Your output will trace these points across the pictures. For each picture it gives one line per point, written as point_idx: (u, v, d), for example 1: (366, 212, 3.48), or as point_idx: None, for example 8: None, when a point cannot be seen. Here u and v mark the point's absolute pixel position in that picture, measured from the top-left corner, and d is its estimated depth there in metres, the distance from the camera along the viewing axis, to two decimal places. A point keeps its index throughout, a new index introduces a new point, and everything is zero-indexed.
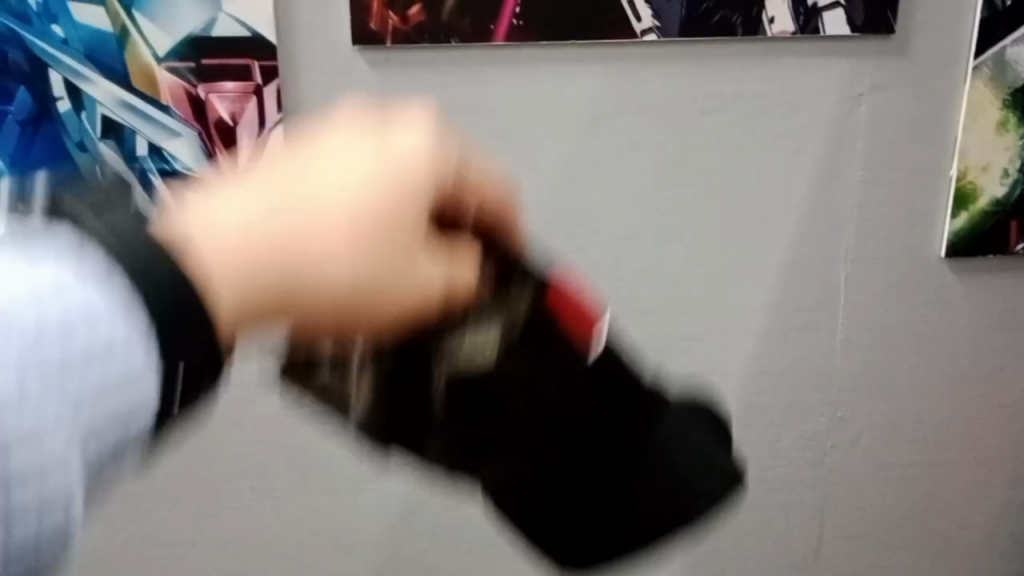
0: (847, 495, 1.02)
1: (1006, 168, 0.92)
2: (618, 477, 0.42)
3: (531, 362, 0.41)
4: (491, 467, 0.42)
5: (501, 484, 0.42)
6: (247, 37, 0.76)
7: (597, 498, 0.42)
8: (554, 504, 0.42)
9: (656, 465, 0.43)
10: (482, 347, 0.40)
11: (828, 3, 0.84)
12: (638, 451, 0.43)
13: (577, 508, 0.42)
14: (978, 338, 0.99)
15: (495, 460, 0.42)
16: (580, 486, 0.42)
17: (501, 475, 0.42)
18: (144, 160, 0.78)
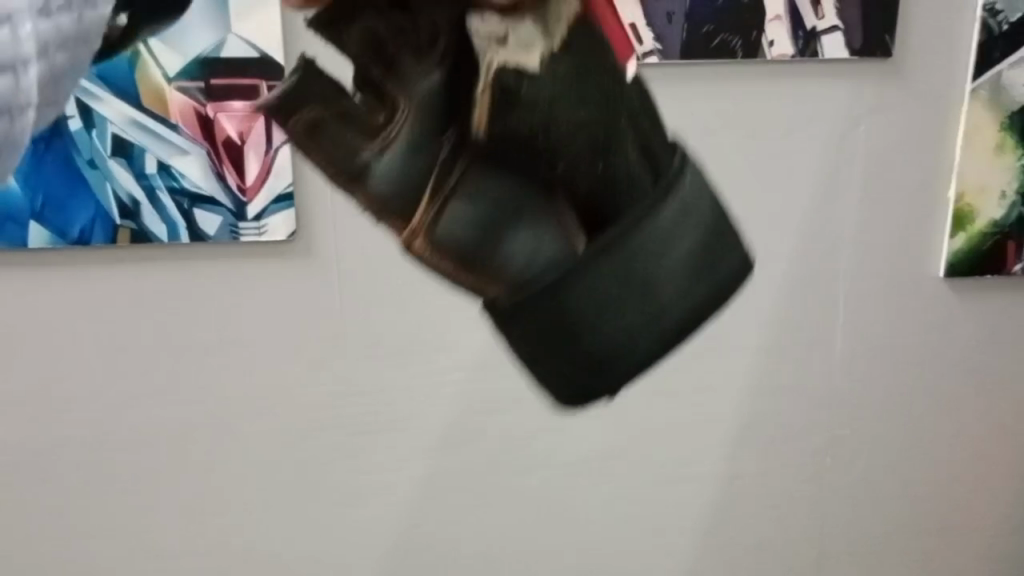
0: (846, 514, 1.03)
1: (1004, 190, 0.93)
2: (667, 257, 0.33)
3: (586, 84, 0.31)
4: (517, 241, 0.33)
5: (536, 258, 0.33)
6: (257, 59, 0.77)
7: (645, 277, 0.33)
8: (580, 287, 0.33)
9: (704, 251, 0.34)
10: (523, 40, 0.30)
11: (828, 27, 0.85)
12: (690, 230, 0.34)
13: (623, 293, 0.33)
14: (976, 357, 1.00)
15: (533, 222, 0.33)
16: (627, 267, 0.33)
17: (535, 242, 0.33)
18: (152, 177, 0.80)
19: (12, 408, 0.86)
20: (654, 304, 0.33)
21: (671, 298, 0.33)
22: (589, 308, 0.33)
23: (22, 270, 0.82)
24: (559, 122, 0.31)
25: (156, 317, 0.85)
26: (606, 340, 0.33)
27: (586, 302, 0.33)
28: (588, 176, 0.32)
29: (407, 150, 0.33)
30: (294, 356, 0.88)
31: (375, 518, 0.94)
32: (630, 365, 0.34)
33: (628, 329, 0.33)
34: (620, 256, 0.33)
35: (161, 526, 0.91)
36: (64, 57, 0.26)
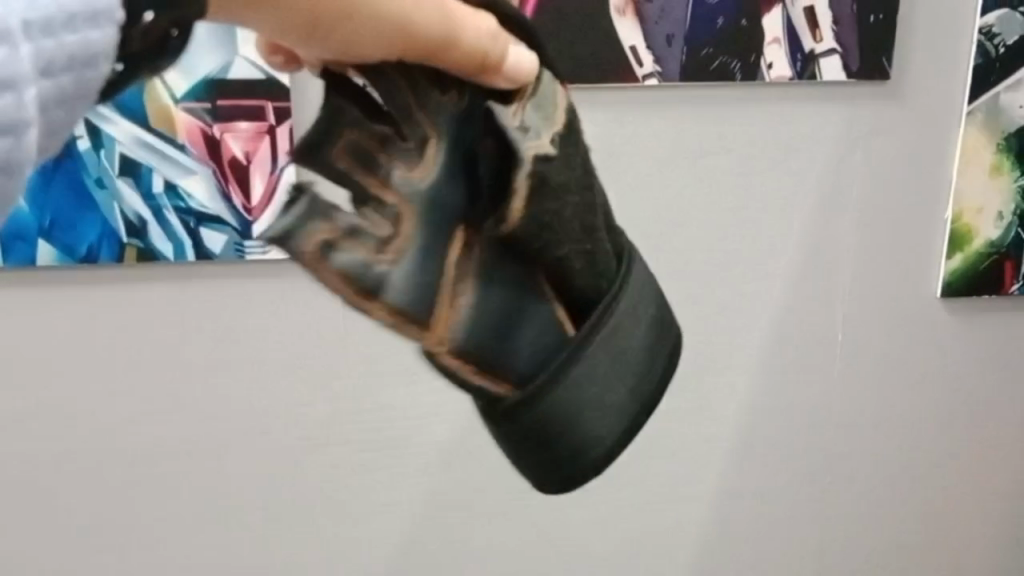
0: (845, 532, 1.03)
1: (1000, 210, 0.94)
2: (640, 330, 0.43)
3: (575, 178, 0.43)
4: (523, 332, 0.41)
5: (540, 342, 0.41)
6: (263, 81, 0.79)
7: (625, 348, 0.42)
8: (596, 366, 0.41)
9: (664, 322, 0.44)
10: (534, 127, 0.41)
11: (825, 50, 0.86)
12: (650, 305, 0.44)
13: (614, 363, 0.41)
14: (973, 376, 1.01)
15: (533, 310, 0.42)
16: (613, 341, 0.41)
17: (537, 330, 0.42)
18: (160, 197, 0.81)
19: (17, 424, 0.87)
20: (634, 369, 0.42)
21: (645, 363, 0.43)
22: (587, 381, 0.41)
23: (28, 288, 0.83)
24: (556, 214, 0.42)
25: (162, 334, 0.86)
26: (601, 403, 0.41)
27: (587, 375, 0.41)
28: (575, 262, 0.43)
29: (422, 260, 0.38)
30: (298, 372, 0.89)
31: (377, 534, 0.95)
32: (620, 427, 0.42)
33: (617, 394, 0.41)
34: (609, 333, 0.41)
35: (165, 541, 0.91)
36: (62, 113, 0.24)
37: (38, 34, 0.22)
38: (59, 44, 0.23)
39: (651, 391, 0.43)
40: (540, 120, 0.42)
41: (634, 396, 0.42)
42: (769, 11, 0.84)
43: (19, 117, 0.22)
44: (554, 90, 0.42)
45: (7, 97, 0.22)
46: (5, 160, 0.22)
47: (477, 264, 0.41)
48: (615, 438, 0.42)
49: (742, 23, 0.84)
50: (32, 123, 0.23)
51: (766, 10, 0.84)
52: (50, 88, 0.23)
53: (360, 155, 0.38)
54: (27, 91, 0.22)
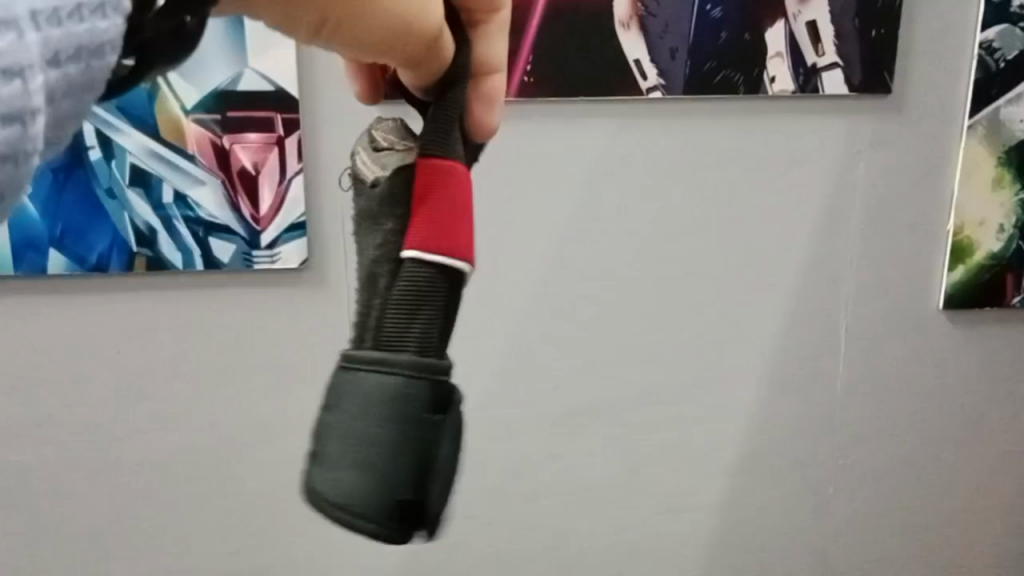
0: (849, 543, 1.04)
1: (1002, 223, 0.94)
2: (426, 428, 0.35)
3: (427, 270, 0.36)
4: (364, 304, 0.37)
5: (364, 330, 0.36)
6: (272, 92, 0.80)
7: (414, 422, 0.34)
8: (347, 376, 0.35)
9: (386, 474, 0.34)
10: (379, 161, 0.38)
11: (827, 64, 0.87)
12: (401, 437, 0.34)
13: (392, 409, 0.34)
14: (977, 388, 1.01)
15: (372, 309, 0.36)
16: (385, 401, 0.34)
17: (375, 325, 0.36)
18: (169, 207, 0.82)
19: (30, 430, 0.88)
20: (389, 451, 0.34)
21: (397, 467, 0.34)
22: (364, 396, 0.34)
23: (42, 296, 0.84)
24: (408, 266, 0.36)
25: (170, 344, 0.87)
26: (344, 430, 0.34)
27: (366, 387, 0.34)
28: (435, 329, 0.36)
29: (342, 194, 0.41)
30: (305, 382, 0.89)
31: (382, 543, 0.95)
32: (332, 490, 0.34)
33: (368, 442, 0.34)
34: (420, 387, 0.35)
35: (171, 547, 0.92)
36: (66, 104, 0.23)
37: (45, 23, 0.21)
38: (70, 31, 0.22)
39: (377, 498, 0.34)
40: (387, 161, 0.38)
41: (364, 473, 0.34)
42: (772, 25, 0.85)
43: (31, 104, 0.21)
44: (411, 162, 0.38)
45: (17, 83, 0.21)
46: (13, 151, 0.21)
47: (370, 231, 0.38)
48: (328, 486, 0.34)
49: (745, 36, 0.85)
50: (42, 112, 0.21)
51: (768, 24, 0.85)
52: (58, 80, 0.22)
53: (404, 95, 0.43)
54: (37, 78, 0.21)
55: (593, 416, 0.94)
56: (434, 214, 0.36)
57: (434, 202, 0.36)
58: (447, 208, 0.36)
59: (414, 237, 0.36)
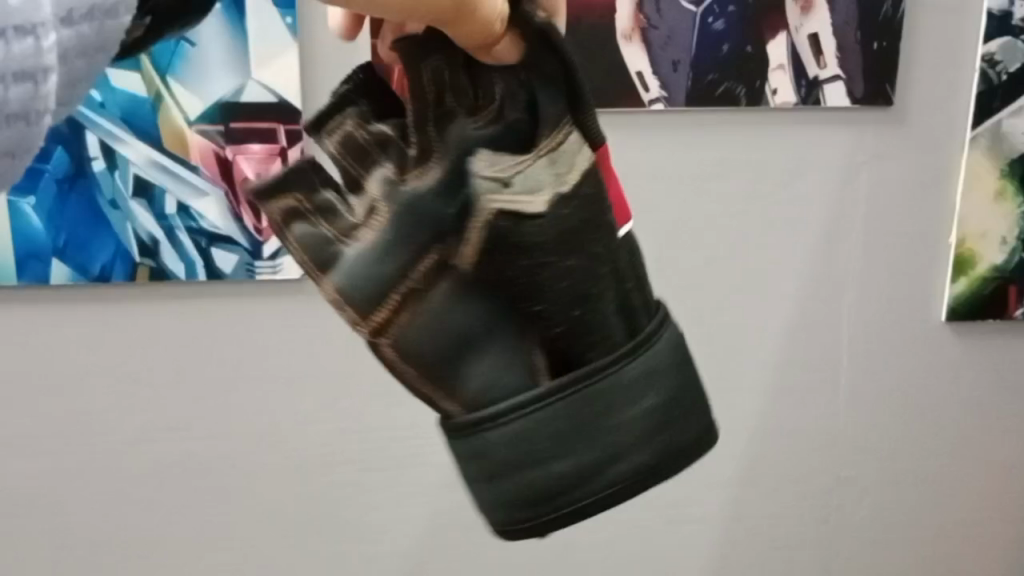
0: (853, 555, 1.03)
1: (1005, 235, 0.94)
2: (616, 411, 0.32)
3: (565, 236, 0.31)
4: (476, 369, 0.32)
5: (499, 383, 0.32)
6: (275, 103, 0.80)
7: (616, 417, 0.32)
8: (543, 427, 0.31)
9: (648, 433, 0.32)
10: (519, 177, 0.31)
11: (830, 76, 0.87)
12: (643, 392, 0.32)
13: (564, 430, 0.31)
14: (981, 401, 1.01)
15: (496, 349, 0.32)
16: (572, 408, 0.31)
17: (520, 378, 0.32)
18: (172, 218, 0.82)
19: (32, 440, 0.88)
20: (605, 444, 0.31)
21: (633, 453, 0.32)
22: (519, 445, 0.31)
23: (46, 305, 0.85)
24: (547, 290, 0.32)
25: (172, 353, 0.87)
26: (540, 481, 0.32)
27: (510, 440, 0.31)
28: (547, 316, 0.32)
29: (376, 256, 0.31)
30: (307, 393, 0.89)
31: (384, 555, 0.95)
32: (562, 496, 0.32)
33: (607, 470, 0.32)
34: (568, 397, 0.31)
35: (173, 559, 0.92)
36: (82, 65, 0.26)
37: None
38: None
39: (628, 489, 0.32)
40: (533, 169, 0.31)
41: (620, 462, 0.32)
42: (774, 37, 0.85)
43: (43, 63, 0.25)
44: (580, 147, 0.32)
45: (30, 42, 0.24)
46: (29, 105, 0.25)
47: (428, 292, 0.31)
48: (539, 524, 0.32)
49: (748, 49, 0.85)
50: (55, 71, 0.25)
51: (771, 37, 0.85)
52: (71, 38, 0.25)
53: (384, 125, 0.33)
54: (50, 37, 0.25)
55: None
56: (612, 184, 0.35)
57: (613, 174, 0.35)
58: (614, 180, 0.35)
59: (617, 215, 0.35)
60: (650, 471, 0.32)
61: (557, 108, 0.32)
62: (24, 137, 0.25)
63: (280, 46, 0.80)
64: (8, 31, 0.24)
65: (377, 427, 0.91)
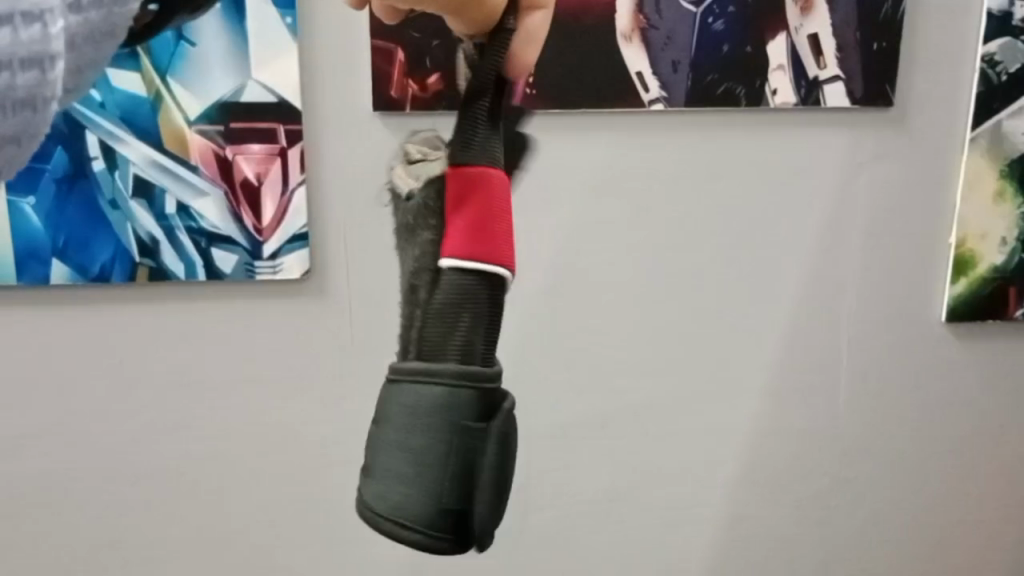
0: (852, 555, 1.03)
1: (1005, 236, 0.94)
2: (432, 448, 0.38)
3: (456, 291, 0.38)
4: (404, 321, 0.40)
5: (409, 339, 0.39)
6: (275, 103, 0.80)
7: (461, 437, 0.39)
8: (394, 416, 0.38)
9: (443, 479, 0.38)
10: (420, 172, 0.41)
11: (829, 77, 0.87)
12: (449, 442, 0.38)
13: (425, 414, 0.38)
14: (981, 401, 1.01)
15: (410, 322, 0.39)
16: (418, 411, 0.38)
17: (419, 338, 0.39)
18: (172, 217, 0.82)
19: (31, 440, 0.88)
20: (418, 463, 0.38)
21: (445, 466, 0.38)
22: (403, 415, 0.38)
23: (45, 305, 0.85)
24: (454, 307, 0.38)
25: (172, 354, 0.87)
26: (387, 466, 0.39)
27: (411, 408, 0.38)
28: (458, 332, 0.38)
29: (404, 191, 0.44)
30: (307, 394, 0.89)
31: (383, 556, 0.95)
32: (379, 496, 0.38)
33: (408, 488, 0.38)
34: (436, 401, 0.38)
35: (172, 560, 0.92)
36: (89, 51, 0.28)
37: None
38: None
39: (430, 511, 0.38)
40: (434, 167, 0.41)
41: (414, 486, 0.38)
42: (773, 37, 0.85)
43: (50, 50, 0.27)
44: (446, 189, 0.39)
45: (38, 29, 0.27)
46: (36, 91, 0.27)
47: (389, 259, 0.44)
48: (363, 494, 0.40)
49: (748, 49, 0.85)
50: (61, 58, 0.27)
51: (770, 37, 0.85)
52: (79, 26, 0.27)
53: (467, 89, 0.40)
54: (57, 23, 0.27)
55: (596, 427, 0.94)
56: (458, 224, 0.38)
57: (467, 213, 0.38)
58: (478, 213, 0.38)
59: (447, 244, 0.38)
60: (436, 519, 0.38)
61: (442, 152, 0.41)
62: (29, 124, 0.28)
63: (279, 46, 0.80)
64: (17, 17, 0.26)
65: None
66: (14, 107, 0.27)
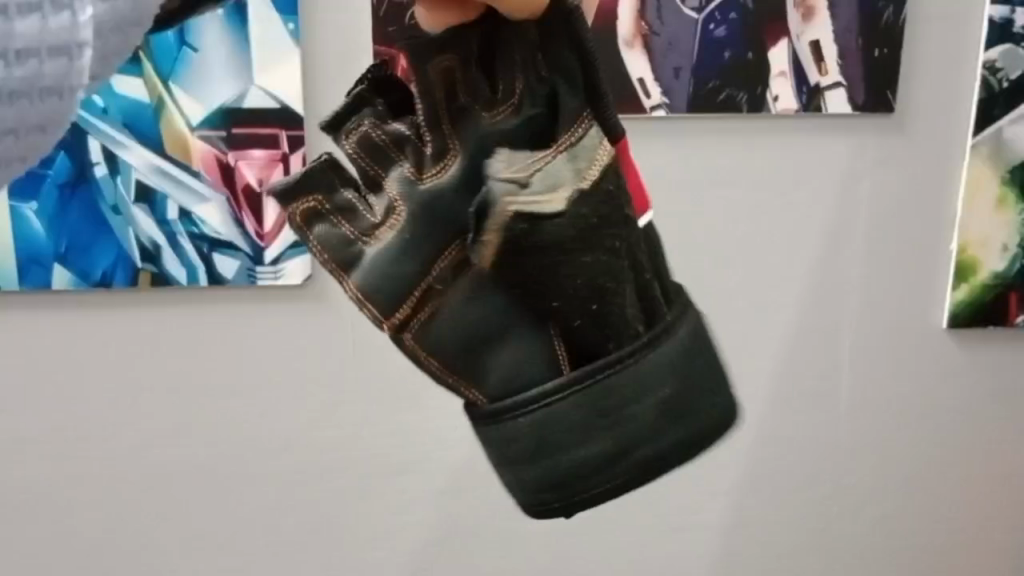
0: (854, 561, 1.03)
1: (1006, 243, 0.94)
2: (639, 407, 0.34)
3: (590, 234, 0.35)
4: (501, 358, 0.35)
5: (519, 373, 0.35)
6: (277, 109, 0.80)
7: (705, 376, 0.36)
8: (563, 431, 0.34)
9: (673, 415, 0.35)
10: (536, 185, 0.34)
11: (831, 83, 0.87)
12: (656, 388, 0.34)
13: (670, 364, 0.35)
14: (982, 407, 1.01)
15: (521, 339, 0.35)
16: (586, 401, 0.34)
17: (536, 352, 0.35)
18: (173, 223, 0.82)
19: (32, 446, 0.88)
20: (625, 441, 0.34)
21: (716, 395, 0.36)
22: (565, 423, 0.34)
23: (47, 310, 0.85)
24: (585, 271, 0.35)
25: (173, 359, 0.87)
26: (599, 463, 0.34)
27: (574, 409, 0.34)
28: (591, 297, 0.35)
29: (398, 254, 0.34)
30: (307, 400, 0.89)
31: (383, 560, 0.94)
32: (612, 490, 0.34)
33: (634, 459, 0.34)
34: (597, 385, 0.34)
35: (173, 564, 0.92)
36: (119, 42, 0.26)
37: None
38: None
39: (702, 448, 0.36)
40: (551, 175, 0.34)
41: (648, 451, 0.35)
42: (774, 43, 0.85)
43: (77, 37, 0.26)
44: (597, 142, 0.36)
45: (67, 16, 0.26)
46: (60, 80, 0.26)
47: (462, 286, 0.35)
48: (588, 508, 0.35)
49: (749, 55, 0.85)
50: (90, 46, 0.26)
51: (771, 43, 0.85)
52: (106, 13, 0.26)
53: (402, 126, 0.35)
54: (85, 11, 0.26)
55: None
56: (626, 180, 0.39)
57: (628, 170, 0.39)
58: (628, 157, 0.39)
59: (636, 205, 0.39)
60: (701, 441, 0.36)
61: (578, 100, 0.35)
62: (54, 112, 0.26)
63: (282, 52, 0.80)
64: (45, 5, 0.25)
65: (376, 433, 0.91)
66: (39, 94, 0.26)
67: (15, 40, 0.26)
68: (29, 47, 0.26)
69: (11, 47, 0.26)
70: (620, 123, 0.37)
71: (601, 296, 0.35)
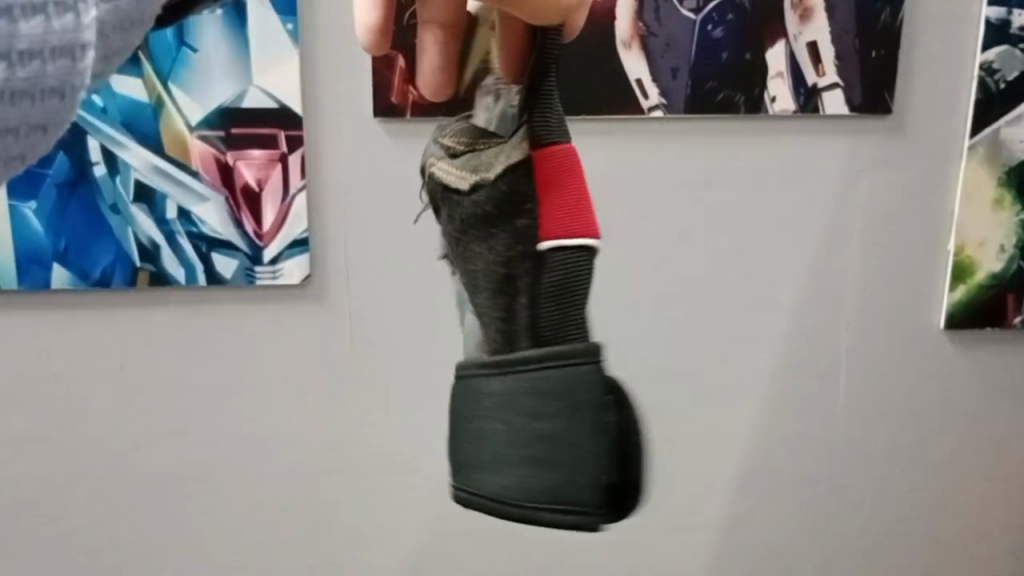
0: (851, 561, 1.03)
1: (1003, 243, 0.94)
2: (493, 422, 0.35)
3: (485, 226, 0.37)
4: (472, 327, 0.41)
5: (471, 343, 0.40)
6: (276, 109, 0.81)
7: (552, 417, 0.34)
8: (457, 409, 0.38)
9: (516, 450, 0.35)
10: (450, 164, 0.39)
11: (828, 84, 0.87)
12: (508, 413, 0.35)
13: (537, 395, 0.34)
14: (980, 408, 1.01)
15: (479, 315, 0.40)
16: (471, 387, 0.37)
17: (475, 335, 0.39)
18: (173, 223, 0.82)
19: (33, 444, 0.88)
20: (479, 446, 0.36)
21: (569, 455, 0.34)
22: (458, 404, 0.37)
23: (47, 309, 0.85)
24: (486, 266, 0.37)
25: (172, 359, 0.87)
26: (465, 456, 0.37)
27: (463, 394, 0.37)
28: (497, 301, 0.37)
29: None
30: (306, 399, 0.89)
31: (382, 560, 0.95)
32: (467, 487, 0.37)
33: (482, 471, 0.36)
34: (478, 377, 0.36)
35: (172, 563, 0.92)
36: (117, 39, 0.27)
37: None
38: None
39: (542, 484, 0.34)
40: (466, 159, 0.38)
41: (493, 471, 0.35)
42: (772, 44, 0.85)
43: (82, 39, 0.25)
44: (514, 150, 0.37)
45: (70, 17, 0.25)
46: (65, 80, 0.25)
47: None
48: (458, 494, 0.37)
49: (747, 56, 0.85)
50: (92, 47, 0.26)
51: (769, 44, 0.85)
52: (109, 13, 0.26)
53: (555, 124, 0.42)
54: (90, 12, 0.25)
55: None
56: (549, 198, 0.36)
57: (562, 189, 0.36)
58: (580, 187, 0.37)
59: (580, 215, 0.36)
60: (538, 494, 0.34)
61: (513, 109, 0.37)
62: (56, 113, 0.26)
63: (280, 52, 0.80)
64: (51, 5, 0.25)
65: (375, 432, 0.91)
66: (41, 95, 0.25)
67: (20, 40, 0.24)
68: (35, 47, 0.25)
69: (14, 48, 0.24)
70: (544, 126, 0.36)
71: (500, 295, 0.36)
